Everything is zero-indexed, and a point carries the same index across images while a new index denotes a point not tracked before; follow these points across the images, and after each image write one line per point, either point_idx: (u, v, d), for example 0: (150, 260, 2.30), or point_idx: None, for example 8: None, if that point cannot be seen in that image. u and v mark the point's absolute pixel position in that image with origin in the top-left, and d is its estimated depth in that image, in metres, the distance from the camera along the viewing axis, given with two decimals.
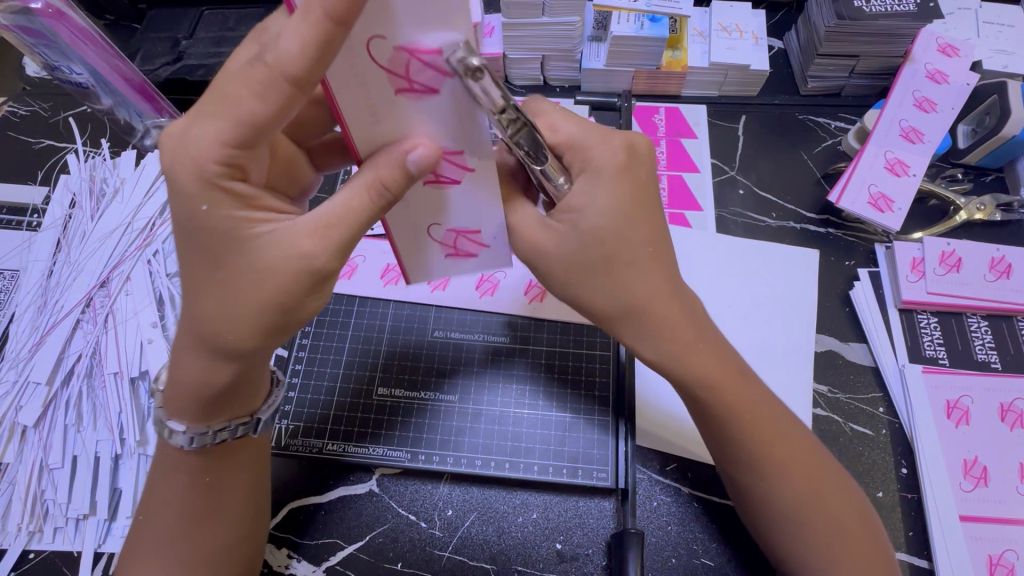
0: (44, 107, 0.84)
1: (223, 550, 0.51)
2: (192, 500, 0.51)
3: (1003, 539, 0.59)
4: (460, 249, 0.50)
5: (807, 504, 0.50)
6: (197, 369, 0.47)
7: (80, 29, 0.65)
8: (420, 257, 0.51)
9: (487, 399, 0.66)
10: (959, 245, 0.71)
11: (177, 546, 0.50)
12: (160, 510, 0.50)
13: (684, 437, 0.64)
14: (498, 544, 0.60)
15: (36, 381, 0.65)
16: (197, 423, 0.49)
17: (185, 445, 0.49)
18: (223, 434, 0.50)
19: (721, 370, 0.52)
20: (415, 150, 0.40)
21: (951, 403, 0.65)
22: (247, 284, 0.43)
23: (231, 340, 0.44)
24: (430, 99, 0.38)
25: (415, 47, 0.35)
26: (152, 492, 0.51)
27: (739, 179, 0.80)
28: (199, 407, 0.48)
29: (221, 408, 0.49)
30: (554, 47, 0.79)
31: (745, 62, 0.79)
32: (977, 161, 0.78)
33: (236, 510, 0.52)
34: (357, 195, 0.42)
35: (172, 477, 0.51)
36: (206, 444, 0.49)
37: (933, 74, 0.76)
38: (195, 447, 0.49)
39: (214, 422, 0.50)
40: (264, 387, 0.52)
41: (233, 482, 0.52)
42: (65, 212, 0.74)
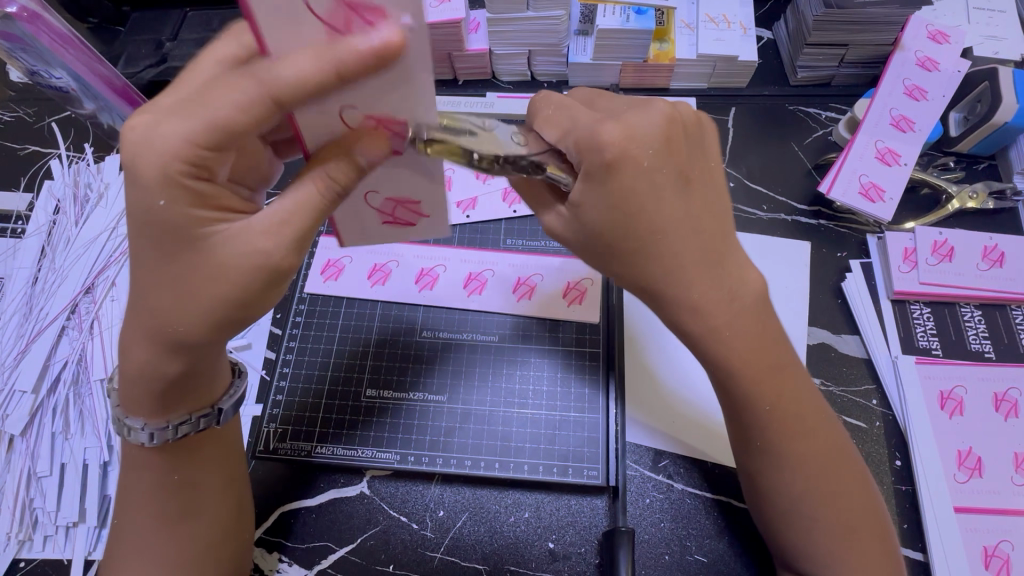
0: (28, 113, 0.84)
1: (206, 546, 0.52)
2: (174, 501, 0.50)
3: (999, 530, 0.58)
4: (398, 217, 0.49)
5: (813, 482, 0.50)
6: (148, 358, 0.45)
7: (59, 33, 0.65)
8: (361, 222, 0.50)
9: (476, 399, 0.65)
10: (951, 234, 0.70)
11: (157, 548, 0.50)
12: (143, 519, 0.50)
13: (674, 418, 0.65)
14: (490, 544, 0.60)
15: (21, 390, 0.64)
16: (155, 418, 0.48)
17: (146, 441, 0.48)
18: (184, 429, 0.49)
19: (748, 364, 0.49)
20: (364, 144, 0.41)
21: (944, 393, 0.64)
22: (203, 281, 0.41)
23: (190, 333, 0.43)
24: (395, 158, 0.43)
25: (383, 118, 0.40)
26: (126, 495, 0.50)
27: (729, 171, 0.79)
28: (156, 400, 0.47)
29: (176, 401, 0.48)
30: (540, 41, 0.78)
31: (733, 53, 0.78)
32: (969, 149, 0.77)
33: (214, 504, 0.52)
34: (305, 191, 0.42)
35: (153, 484, 0.50)
36: (167, 439, 0.48)
37: (922, 62, 0.75)
38: (157, 444, 0.49)
39: (174, 416, 0.49)
40: (222, 375, 0.52)
41: (203, 476, 0.52)
42: (49, 219, 0.74)
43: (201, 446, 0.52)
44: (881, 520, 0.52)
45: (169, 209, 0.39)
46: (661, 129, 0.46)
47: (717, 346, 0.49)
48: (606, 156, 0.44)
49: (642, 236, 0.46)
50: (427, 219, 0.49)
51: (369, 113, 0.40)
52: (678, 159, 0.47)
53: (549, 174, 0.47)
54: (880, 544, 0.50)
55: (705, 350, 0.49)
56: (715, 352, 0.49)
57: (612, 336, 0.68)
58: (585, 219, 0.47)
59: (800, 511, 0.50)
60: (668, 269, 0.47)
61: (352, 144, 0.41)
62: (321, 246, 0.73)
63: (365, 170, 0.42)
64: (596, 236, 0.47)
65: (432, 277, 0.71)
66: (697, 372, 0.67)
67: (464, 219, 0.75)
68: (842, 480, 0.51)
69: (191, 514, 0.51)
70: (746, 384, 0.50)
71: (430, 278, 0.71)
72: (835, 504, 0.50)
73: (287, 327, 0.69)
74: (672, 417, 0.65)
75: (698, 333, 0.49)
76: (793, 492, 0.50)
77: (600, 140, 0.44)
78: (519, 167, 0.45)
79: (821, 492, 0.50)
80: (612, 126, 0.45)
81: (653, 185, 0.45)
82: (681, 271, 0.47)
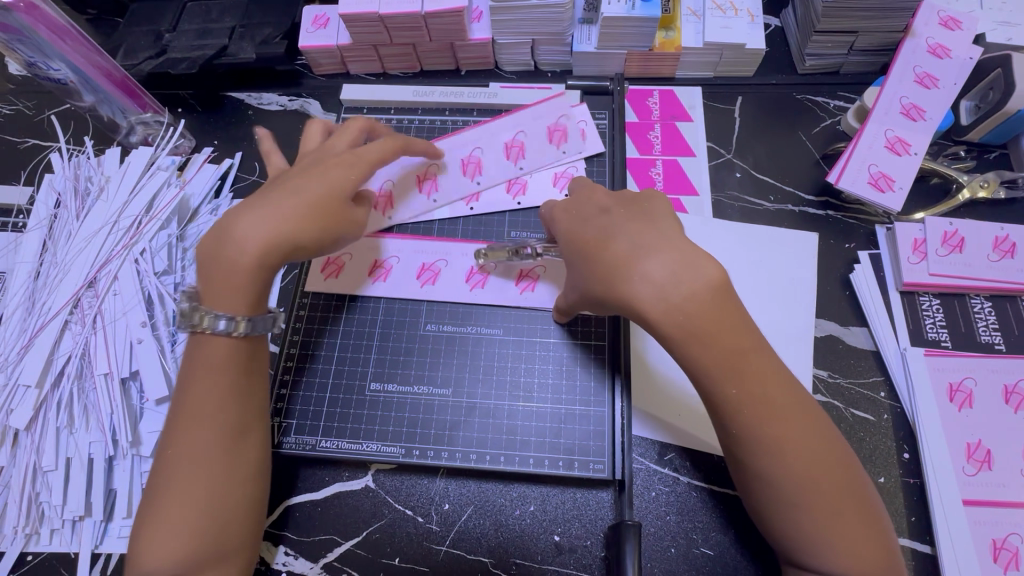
0: (28, 106, 0.83)
1: (233, 469, 0.51)
2: (230, 408, 0.52)
3: (1008, 523, 0.58)
4: None
5: (803, 468, 0.47)
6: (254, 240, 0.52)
7: (56, 25, 0.64)
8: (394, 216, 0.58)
9: (480, 392, 0.65)
10: (961, 224, 0.69)
11: (198, 454, 0.50)
12: (193, 425, 0.50)
13: (660, 400, 0.65)
14: (496, 537, 0.60)
15: (25, 384, 0.64)
16: (242, 310, 0.53)
17: (223, 327, 0.52)
18: (255, 328, 0.54)
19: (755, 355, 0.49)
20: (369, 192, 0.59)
21: (953, 385, 0.63)
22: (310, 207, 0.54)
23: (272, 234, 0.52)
24: None
25: None
26: (183, 394, 0.52)
27: (736, 162, 0.78)
28: (245, 294, 0.52)
29: (261, 300, 0.54)
30: (543, 30, 0.77)
31: (740, 41, 0.77)
32: (980, 138, 0.76)
33: (260, 423, 0.54)
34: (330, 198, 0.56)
35: (215, 384, 0.52)
36: (244, 330, 0.53)
37: (934, 49, 0.74)
38: (230, 332, 0.52)
39: (253, 314, 0.53)
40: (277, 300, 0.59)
41: (256, 394, 0.55)
42: (50, 212, 0.74)
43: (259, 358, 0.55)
44: (876, 512, 0.48)
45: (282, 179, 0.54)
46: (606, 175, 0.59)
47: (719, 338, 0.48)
48: None
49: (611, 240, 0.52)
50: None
51: None
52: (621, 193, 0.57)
53: None
54: (877, 538, 0.47)
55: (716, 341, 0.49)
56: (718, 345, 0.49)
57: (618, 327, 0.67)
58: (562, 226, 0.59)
59: (797, 496, 0.47)
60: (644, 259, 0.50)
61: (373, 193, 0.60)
62: None
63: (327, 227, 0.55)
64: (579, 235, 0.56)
65: (434, 272, 0.70)
66: (688, 372, 0.66)
67: (468, 211, 0.73)
68: (834, 462, 0.48)
69: (235, 433, 0.52)
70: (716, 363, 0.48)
71: (432, 273, 0.70)
72: (828, 486, 0.47)
73: (290, 321, 0.69)
74: (666, 408, 0.65)
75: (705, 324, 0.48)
76: (778, 472, 0.47)
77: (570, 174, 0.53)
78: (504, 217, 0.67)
79: (817, 472, 0.47)
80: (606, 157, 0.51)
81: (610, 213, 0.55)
82: None
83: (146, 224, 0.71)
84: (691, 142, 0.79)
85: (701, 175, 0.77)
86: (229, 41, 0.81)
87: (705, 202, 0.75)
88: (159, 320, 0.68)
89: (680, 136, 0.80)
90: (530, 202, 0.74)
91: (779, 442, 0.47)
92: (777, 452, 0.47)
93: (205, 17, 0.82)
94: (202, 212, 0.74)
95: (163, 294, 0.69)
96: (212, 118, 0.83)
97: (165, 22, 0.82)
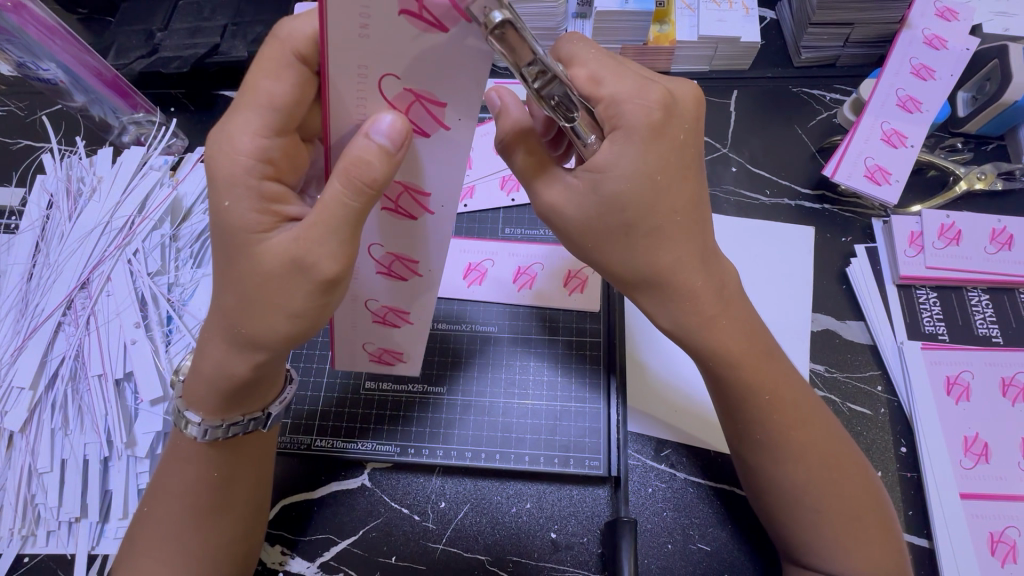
0: (20, 106, 0.82)
1: (228, 545, 0.51)
2: (203, 497, 0.50)
3: (1006, 516, 0.58)
4: (400, 207, 0.45)
5: (815, 473, 0.49)
6: (218, 358, 0.45)
7: (45, 24, 0.63)
8: (427, 240, 0.48)
9: (475, 389, 0.65)
10: (959, 217, 0.69)
11: (183, 548, 0.49)
12: (163, 517, 0.49)
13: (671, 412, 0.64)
14: (492, 535, 0.60)
15: (20, 387, 0.64)
16: (213, 415, 0.48)
17: (198, 437, 0.48)
18: (234, 429, 0.49)
19: (744, 347, 0.50)
20: (382, 123, 0.38)
21: (950, 378, 0.63)
22: (251, 279, 0.41)
23: (251, 332, 0.43)
24: (438, 37, 0.35)
25: (423, 94, 0.39)
26: (158, 493, 0.50)
27: (732, 156, 0.77)
28: (217, 399, 0.47)
29: (237, 401, 0.48)
30: (537, 25, 0.77)
31: (735, 34, 0.76)
32: (977, 129, 0.75)
33: (242, 505, 0.52)
34: (332, 187, 0.39)
35: (184, 480, 0.49)
36: (218, 437, 0.49)
37: (930, 40, 0.73)
38: (208, 440, 0.49)
39: (230, 415, 0.49)
40: (276, 382, 0.52)
41: (240, 479, 0.51)
42: (43, 213, 0.73)
43: (247, 445, 0.51)
44: (885, 511, 0.51)
45: (235, 207, 0.41)
46: (693, 111, 0.46)
47: (713, 327, 0.49)
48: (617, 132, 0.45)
49: (661, 217, 0.44)
50: (410, 325, 0.55)
51: (410, 87, 0.38)
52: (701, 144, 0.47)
53: (577, 131, 0.43)
54: (889, 538, 0.50)
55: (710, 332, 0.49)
56: (713, 334, 0.49)
57: (612, 322, 0.67)
58: (606, 190, 0.43)
59: (809, 506, 0.49)
60: (675, 249, 0.46)
61: (368, 126, 0.38)
62: None
63: (391, 154, 0.39)
64: (618, 211, 0.44)
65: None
66: (687, 362, 0.67)
67: (462, 208, 0.74)
68: (849, 474, 0.50)
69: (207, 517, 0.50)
70: (751, 370, 0.49)
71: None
72: (839, 495, 0.49)
73: None
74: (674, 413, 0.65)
75: (696, 314, 0.48)
76: (798, 473, 0.50)
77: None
78: (551, 100, 0.40)
79: (830, 483, 0.50)
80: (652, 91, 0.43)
81: (679, 163, 0.45)
82: (684, 257, 0.46)
83: (139, 224, 0.71)
84: None
85: None
86: (220, 39, 0.80)
87: None
88: (153, 321, 0.67)
89: None
90: (524, 199, 0.74)
91: (785, 456, 0.50)
92: (785, 468, 0.50)
93: (197, 14, 0.82)
94: (195, 212, 0.74)
95: (157, 295, 0.69)
96: (206, 119, 0.83)
97: (156, 21, 0.82)
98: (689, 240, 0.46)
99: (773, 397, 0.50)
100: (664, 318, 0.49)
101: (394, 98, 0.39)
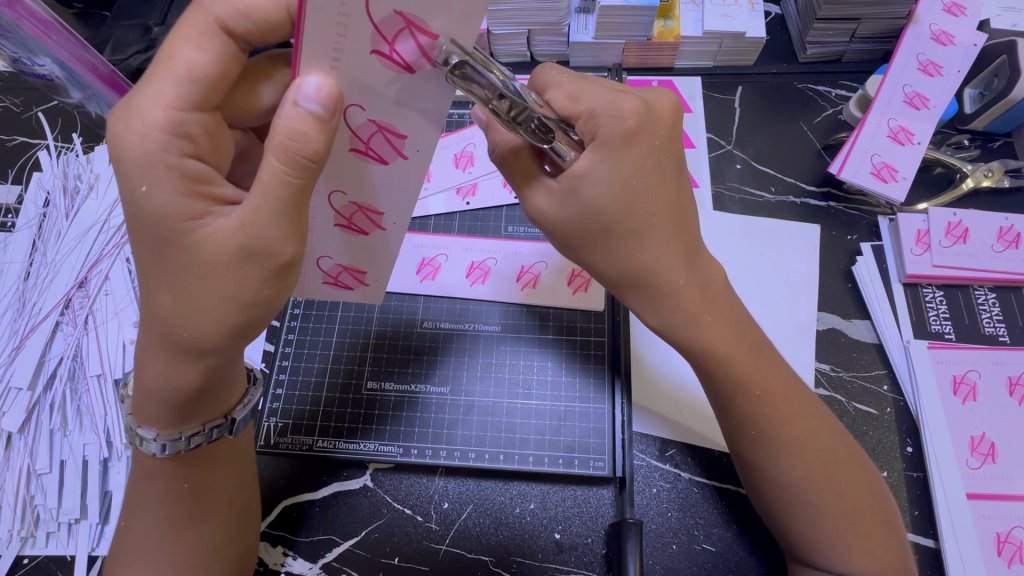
0: (15, 103, 0.81)
1: (214, 550, 0.51)
2: (183, 503, 0.49)
3: (1012, 516, 0.57)
4: (353, 223, 0.47)
5: (822, 470, 0.49)
6: (159, 366, 0.43)
7: (40, 19, 0.61)
8: (369, 254, 0.50)
9: (479, 389, 0.64)
10: (966, 215, 0.68)
11: (167, 551, 0.49)
12: (148, 523, 0.48)
13: (681, 409, 0.63)
14: (496, 536, 0.59)
15: (17, 387, 0.63)
16: (169, 429, 0.46)
17: (157, 452, 0.46)
18: (197, 439, 0.47)
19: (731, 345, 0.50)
20: (307, 86, 0.36)
21: (957, 378, 0.63)
22: (196, 275, 0.39)
23: (194, 338, 0.41)
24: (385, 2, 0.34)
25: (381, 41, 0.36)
26: (127, 507, 0.49)
27: (737, 153, 0.77)
28: (170, 412, 0.45)
29: (190, 412, 0.46)
30: (540, 20, 0.75)
31: (740, 29, 0.75)
32: (984, 126, 0.75)
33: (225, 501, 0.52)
34: (268, 164, 0.38)
35: (153, 488, 0.48)
36: (180, 450, 0.47)
37: (937, 35, 0.72)
38: (168, 454, 0.47)
39: (187, 427, 0.47)
40: (236, 384, 0.49)
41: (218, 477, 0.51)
42: (40, 211, 0.72)
43: (213, 447, 0.50)
44: (886, 507, 0.51)
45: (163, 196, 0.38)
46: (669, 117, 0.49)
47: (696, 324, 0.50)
48: (621, 129, 0.45)
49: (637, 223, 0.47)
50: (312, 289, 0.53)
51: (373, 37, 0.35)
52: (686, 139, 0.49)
53: (556, 150, 0.46)
54: (888, 534, 0.50)
55: (699, 318, 0.50)
56: (698, 328, 0.50)
57: (617, 322, 0.67)
58: (588, 190, 0.46)
59: (811, 502, 0.49)
60: None
61: (294, 92, 0.36)
62: None
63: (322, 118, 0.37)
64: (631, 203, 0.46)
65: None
66: None
67: (463, 206, 0.73)
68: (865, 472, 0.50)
69: (190, 522, 0.49)
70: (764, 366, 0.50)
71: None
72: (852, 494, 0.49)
73: (285, 320, 0.68)
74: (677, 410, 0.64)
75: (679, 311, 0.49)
76: (805, 471, 0.49)
77: (614, 114, 0.45)
78: (526, 128, 0.43)
79: (844, 482, 0.49)
80: (600, 107, 0.46)
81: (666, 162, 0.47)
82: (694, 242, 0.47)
83: None
84: (690, 133, 0.77)
85: (701, 166, 0.76)
86: None
87: (706, 194, 0.74)
88: None
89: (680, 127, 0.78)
90: None
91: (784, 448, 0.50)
92: (790, 459, 0.49)
93: None
94: None
95: None
96: None
97: (152, 15, 0.80)
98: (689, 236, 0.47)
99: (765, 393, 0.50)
100: (652, 321, 0.51)
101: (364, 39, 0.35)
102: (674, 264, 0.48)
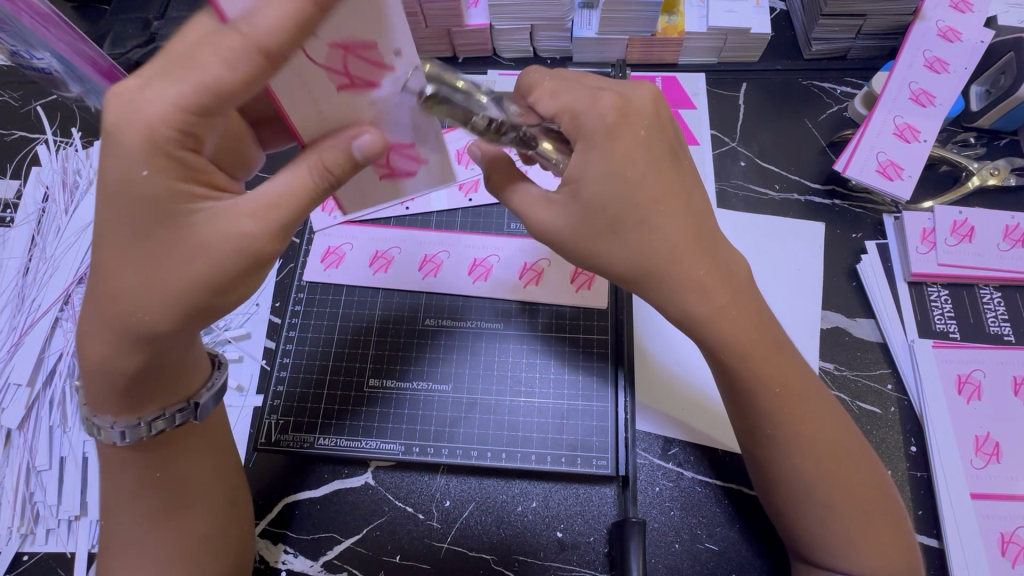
0: (13, 97, 0.81)
1: (204, 542, 0.50)
2: (165, 498, 0.49)
3: (1015, 516, 0.57)
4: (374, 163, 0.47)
5: (823, 469, 0.49)
6: (103, 353, 0.43)
7: (40, 13, 0.60)
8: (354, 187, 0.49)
9: (482, 387, 0.64)
10: (971, 213, 0.68)
11: (155, 545, 0.48)
12: (144, 517, 0.48)
13: (686, 409, 0.63)
14: (498, 535, 0.59)
15: (17, 382, 0.63)
16: (125, 415, 0.46)
17: (117, 440, 0.46)
18: (159, 424, 0.47)
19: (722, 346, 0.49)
20: (360, 139, 0.42)
21: (962, 377, 0.62)
22: (170, 262, 0.40)
23: (149, 322, 0.41)
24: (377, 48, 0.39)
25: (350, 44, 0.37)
26: (110, 499, 0.49)
27: (740, 150, 0.76)
28: (119, 396, 0.45)
29: (145, 394, 0.46)
30: (543, 15, 0.75)
31: (746, 25, 0.75)
32: (991, 124, 0.74)
33: (209, 494, 0.51)
34: (300, 177, 0.42)
35: (136, 478, 0.48)
36: (141, 437, 0.47)
37: (944, 32, 0.72)
38: (130, 442, 0.47)
39: (147, 412, 0.47)
40: (198, 366, 0.49)
41: (196, 470, 0.50)
42: (38, 207, 0.72)
43: (182, 440, 0.50)
44: (891, 503, 0.50)
45: None
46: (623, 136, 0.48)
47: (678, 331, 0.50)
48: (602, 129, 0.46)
49: (611, 235, 0.47)
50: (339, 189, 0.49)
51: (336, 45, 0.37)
52: (663, 141, 0.49)
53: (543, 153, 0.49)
54: (892, 527, 0.50)
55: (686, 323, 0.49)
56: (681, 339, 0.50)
57: (620, 321, 0.66)
58: (586, 193, 0.46)
59: (812, 492, 0.49)
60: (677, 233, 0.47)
61: (348, 139, 0.42)
62: (319, 235, 0.71)
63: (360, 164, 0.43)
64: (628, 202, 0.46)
65: (387, 260, 0.69)
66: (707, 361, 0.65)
67: (466, 203, 0.72)
68: (855, 465, 0.50)
69: (183, 519, 0.49)
70: (754, 364, 0.49)
71: (384, 261, 0.69)
72: (850, 490, 0.49)
73: (286, 317, 0.67)
74: (679, 407, 0.63)
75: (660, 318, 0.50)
76: (803, 469, 0.49)
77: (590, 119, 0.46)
78: (509, 138, 0.47)
79: (841, 478, 0.49)
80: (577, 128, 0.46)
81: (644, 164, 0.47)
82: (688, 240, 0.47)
83: None
84: (694, 130, 0.77)
85: (705, 164, 0.75)
86: None
87: (710, 191, 0.74)
88: None
89: (684, 124, 0.77)
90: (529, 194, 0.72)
91: (791, 444, 0.49)
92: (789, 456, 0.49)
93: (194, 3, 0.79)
94: None
95: None
96: None
97: (153, 8, 0.80)
98: (680, 228, 0.48)
99: (784, 391, 0.49)
100: None
101: (327, 62, 0.38)
102: (674, 262, 0.47)
